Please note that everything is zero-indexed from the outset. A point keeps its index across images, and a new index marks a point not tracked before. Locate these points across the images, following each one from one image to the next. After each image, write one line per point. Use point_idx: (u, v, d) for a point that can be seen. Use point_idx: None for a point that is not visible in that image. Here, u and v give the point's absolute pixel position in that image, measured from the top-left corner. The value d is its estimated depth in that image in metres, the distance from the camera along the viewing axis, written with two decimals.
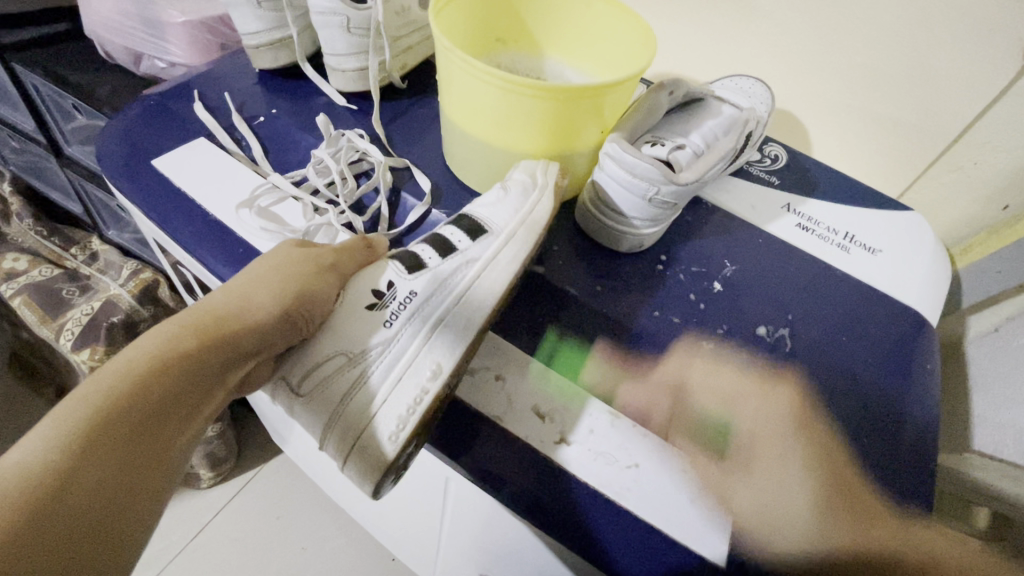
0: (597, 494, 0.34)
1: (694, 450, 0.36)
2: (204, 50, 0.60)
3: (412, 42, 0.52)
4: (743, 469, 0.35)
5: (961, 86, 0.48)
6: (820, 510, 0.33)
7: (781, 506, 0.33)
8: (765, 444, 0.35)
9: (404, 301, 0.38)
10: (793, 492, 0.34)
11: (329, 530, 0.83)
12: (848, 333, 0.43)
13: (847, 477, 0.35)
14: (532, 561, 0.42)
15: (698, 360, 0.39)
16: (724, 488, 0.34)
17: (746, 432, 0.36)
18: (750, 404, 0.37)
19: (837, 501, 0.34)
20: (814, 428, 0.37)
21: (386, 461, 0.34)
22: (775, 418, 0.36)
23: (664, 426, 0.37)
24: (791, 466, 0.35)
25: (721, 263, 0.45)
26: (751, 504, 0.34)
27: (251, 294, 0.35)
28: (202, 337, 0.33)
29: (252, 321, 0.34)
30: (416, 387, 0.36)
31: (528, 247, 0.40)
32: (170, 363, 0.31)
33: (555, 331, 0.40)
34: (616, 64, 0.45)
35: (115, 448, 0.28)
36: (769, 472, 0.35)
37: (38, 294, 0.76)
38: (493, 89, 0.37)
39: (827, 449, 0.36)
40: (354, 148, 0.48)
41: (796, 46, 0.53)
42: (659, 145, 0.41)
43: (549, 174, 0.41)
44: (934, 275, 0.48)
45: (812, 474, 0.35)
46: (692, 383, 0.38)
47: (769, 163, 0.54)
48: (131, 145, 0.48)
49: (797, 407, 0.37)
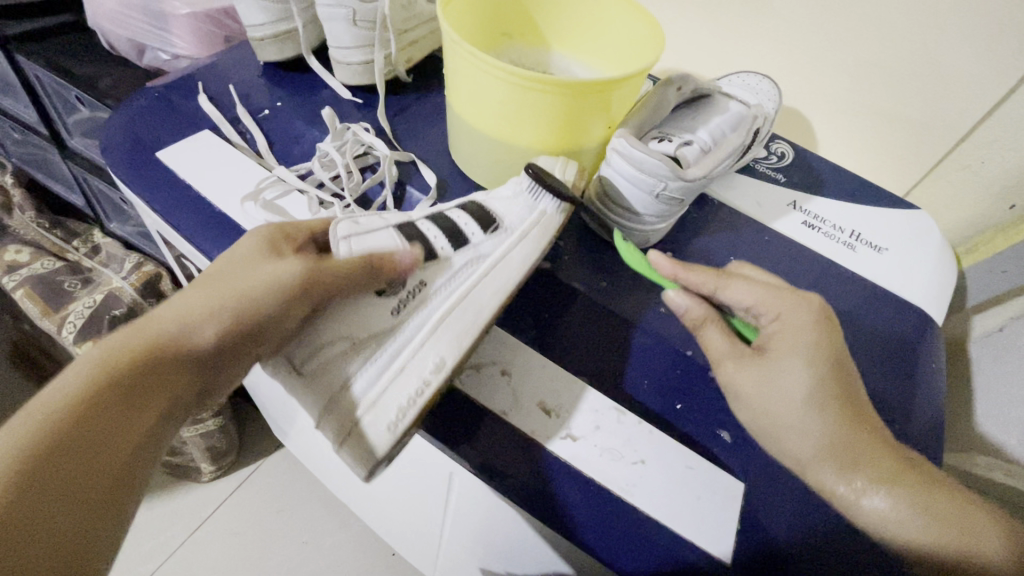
0: (600, 488, 0.34)
1: (721, 339, 0.36)
2: (208, 43, 0.60)
3: (418, 35, 0.52)
4: (758, 358, 0.35)
5: (969, 86, 0.48)
6: (816, 405, 0.32)
7: (782, 394, 0.33)
8: (781, 343, 0.34)
9: (414, 290, 0.38)
10: (796, 386, 0.33)
11: (330, 524, 0.84)
12: (854, 331, 0.43)
13: (859, 396, 0.33)
14: (535, 556, 0.42)
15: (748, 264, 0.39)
16: (738, 366, 0.35)
17: (771, 335, 0.35)
18: (777, 305, 0.35)
19: (846, 406, 0.32)
20: (837, 344, 0.34)
21: (384, 451, 0.34)
22: (803, 318, 0.35)
23: (698, 315, 0.36)
24: (800, 360, 0.33)
25: (727, 260, 0.45)
26: (753, 385, 0.34)
27: (207, 302, 0.32)
28: (153, 351, 0.30)
29: (206, 334, 0.32)
30: (419, 378, 0.35)
31: (540, 244, 0.40)
32: (115, 381, 0.29)
33: (562, 325, 0.40)
34: (623, 60, 0.45)
35: (51, 474, 0.26)
36: (778, 360, 0.34)
37: (39, 286, 0.75)
38: (500, 84, 0.37)
39: (845, 367, 0.34)
40: (360, 141, 0.47)
41: (804, 42, 0.53)
42: (667, 142, 0.41)
43: (567, 173, 0.42)
44: (940, 274, 0.48)
45: (825, 376, 0.33)
46: (733, 277, 0.37)
47: (775, 160, 0.54)
48: (134, 137, 0.48)
49: (823, 318, 0.35)
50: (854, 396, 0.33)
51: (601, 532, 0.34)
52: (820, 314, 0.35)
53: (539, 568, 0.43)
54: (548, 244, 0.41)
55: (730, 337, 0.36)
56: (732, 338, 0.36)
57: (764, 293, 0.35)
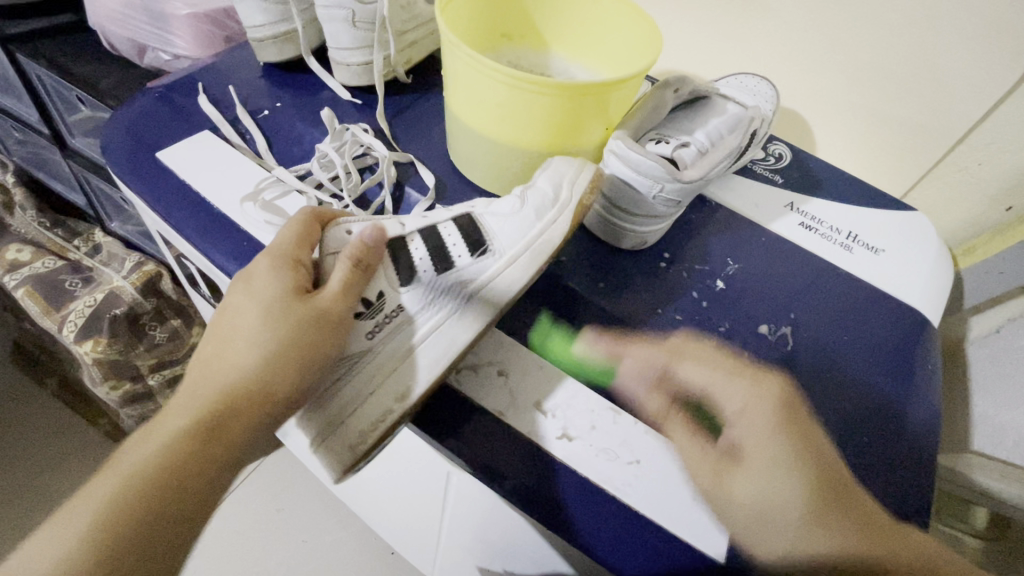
0: (597, 488, 0.34)
1: (691, 445, 0.35)
2: (209, 43, 0.60)
3: (417, 36, 0.52)
4: (735, 465, 0.34)
5: (967, 88, 0.48)
6: (813, 514, 0.31)
7: (774, 501, 0.32)
8: (756, 443, 0.34)
9: (390, 314, 0.39)
10: (785, 494, 0.32)
11: (329, 523, 0.84)
12: (850, 332, 0.43)
13: (847, 487, 0.33)
14: (531, 555, 0.42)
15: (696, 348, 0.39)
16: (717, 480, 0.33)
17: (738, 433, 0.35)
18: (739, 396, 0.36)
19: (833, 495, 0.32)
20: (807, 430, 0.35)
21: (348, 464, 0.36)
22: (763, 410, 0.35)
23: (661, 411, 0.37)
24: (781, 462, 0.33)
25: (724, 261, 0.46)
26: (750, 496, 0.32)
27: (246, 371, 0.34)
28: (207, 425, 0.32)
29: (221, 429, 0.32)
30: (385, 404, 0.36)
31: (528, 272, 0.39)
32: (179, 462, 0.31)
33: (559, 327, 0.40)
34: (621, 61, 0.45)
35: (138, 551, 0.28)
36: (756, 468, 0.33)
37: (41, 286, 0.76)
38: (498, 85, 0.37)
39: (824, 455, 0.34)
40: (359, 142, 0.48)
41: (802, 44, 0.53)
42: (664, 143, 0.41)
43: (574, 188, 0.40)
44: (937, 275, 0.48)
45: (808, 475, 0.32)
46: (688, 358, 0.38)
47: (773, 162, 0.54)
48: (135, 138, 0.48)
49: (789, 403, 0.35)
50: (832, 477, 0.33)
51: (599, 533, 0.33)
52: (782, 406, 0.35)
53: (536, 567, 0.43)
54: (538, 271, 0.39)
55: (697, 437, 0.35)
56: (698, 437, 0.35)
57: (715, 379, 0.36)
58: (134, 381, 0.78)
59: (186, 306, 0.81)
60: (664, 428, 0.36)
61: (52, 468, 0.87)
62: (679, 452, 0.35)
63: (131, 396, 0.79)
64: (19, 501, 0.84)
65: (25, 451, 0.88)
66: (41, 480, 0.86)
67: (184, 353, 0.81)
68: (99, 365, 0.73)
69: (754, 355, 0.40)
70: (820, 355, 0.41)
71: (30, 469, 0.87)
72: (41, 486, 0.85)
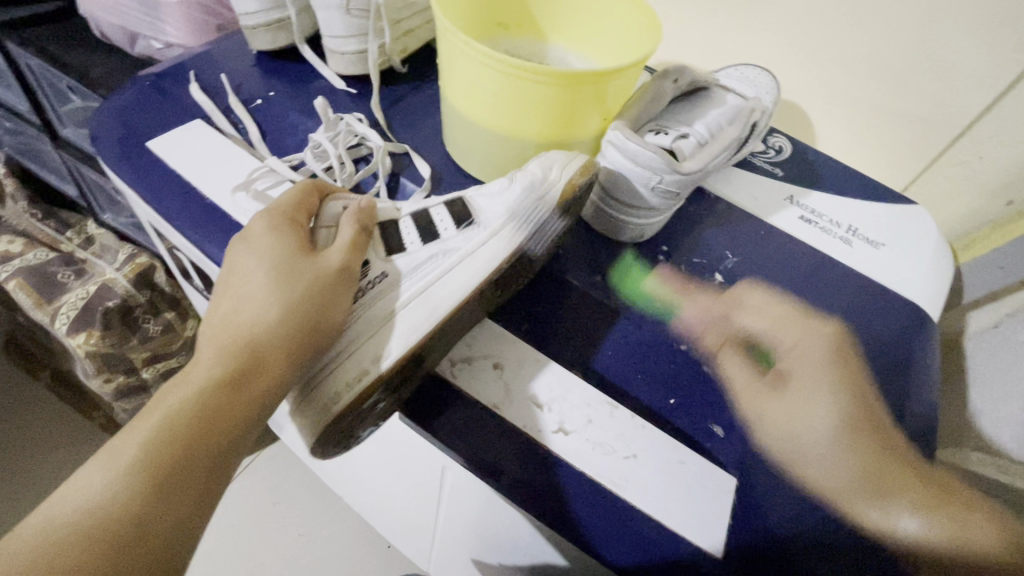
0: (594, 484, 0.34)
1: (742, 368, 0.39)
2: (201, 31, 0.58)
3: (413, 25, 0.51)
4: (780, 387, 0.38)
5: (969, 81, 0.47)
6: (844, 430, 0.35)
7: (804, 426, 0.36)
8: (804, 365, 0.39)
9: (374, 280, 0.38)
10: (825, 412, 0.36)
11: (326, 516, 0.84)
12: (849, 326, 0.42)
13: (887, 430, 0.36)
14: (528, 549, 0.42)
15: (755, 288, 0.43)
16: (759, 401, 0.37)
17: (788, 363, 0.39)
18: (794, 331, 0.41)
19: (862, 424, 0.36)
20: (856, 373, 0.39)
21: (317, 428, 0.34)
22: (811, 346, 0.40)
23: (716, 345, 0.40)
24: (822, 398, 0.36)
25: (723, 254, 0.45)
26: (781, 422, 0.36)
27: (270, 320, 0.33)
28: (232, 372, 0.31)
29: (253, 374, 0.32)
30: (358, 367, 0.35)
31: (512, 245, 0.38)
32: (213, 406, 0.30)
33: (556, 320, 0.40)
34: (620, 51, 0.44)
35: (180, 493, 0.28)
36: (804, 394, 0.37)
37: (32, 277, 0.75)
38: (494, 73, 0.36)
39: (867, 401, 0.38)
40: (353, 132, 0.47)
41: (803, 35, 0.52)
42: (663, 134, 0.40)
43: (566, 170, 0.39)
44: (937, 270, 0.48)
45: (844, 398, 0.37)
46: (743, 308, 0.42)
47: (773, 154, 0.54)
48: (125, 126, 0.47)
49: (838, 342, 0.41)
50: (865, 408, 0.37)
51: (596, 530, 0.33)
52: (830, 346, 0.40)
53: (532, 560, 0.43)
54: (522, 244, 0.39)
55: (749, 365, 0.39)
56: (750, 365, 0.39)
57: (774, 325, 0.41)
58: (128, 374, 0.77)
59: (180, 299, 0.80)
60: (719, 359, 0.40)
61: (46, 462, 0.87)
62: (728, 378, 0.39)
63: (124, 390, 0.79)
64: (14, 495, 0.84)
65: (19, 444, 0.88)
66: (36, 473, 0.85)
67: (179, 345, 0.81)
68: (92, 359, 0.72)
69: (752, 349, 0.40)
70: (819, 349, 0.41)
71: (24, 462, 0.86)
72: (35, 480, 0.85)
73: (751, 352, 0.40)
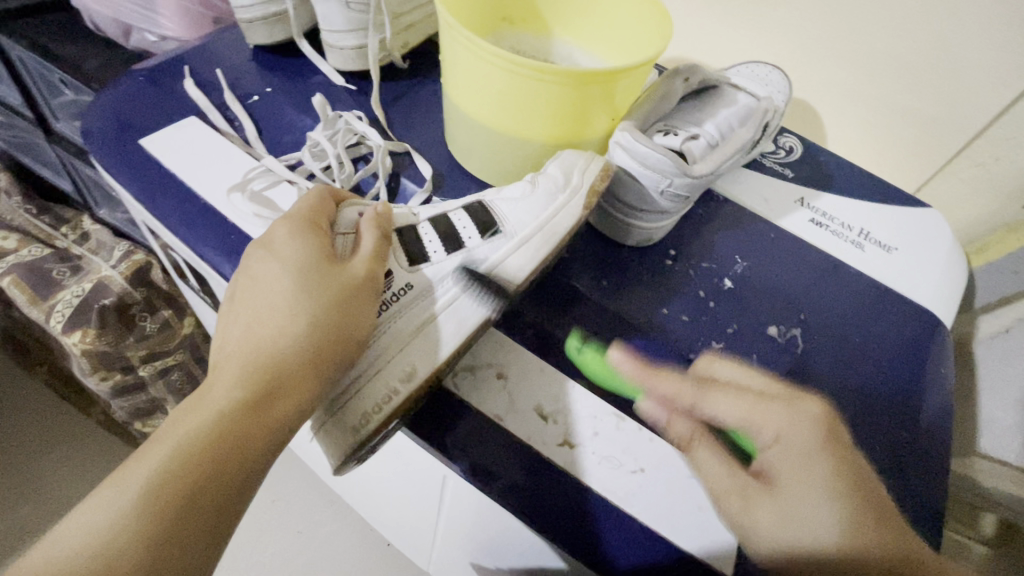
0: (598, 498, 0.33)
1: (717, 467, 0.32)
2: (196, 23, 0.57)
3: (414, 19, 0.50)
4: (767, 489, 0.30)
5: (987, 81, 0.46)
6: (856, 552, 0.27)
7: (800, 532, 0.29)
8: (790, 460, 0.30)
9: (398, 292, 0.38)
10: (827, 521, 0.28)
11: (324, 514, 0.83)
12: (861, 333, 0.41)
13: (891, 514, 0.29)
14: (528, 557, 0.41)
15: (718, 356, 0.36)
16: (745, 505, 0.30)
17: (769, 464, 0.31)
18: (778, 415, 0.32)
19: (871, 514, 0.29)
20: (847, 451, 0.31)
21: (350, 449, 0.34)
22: (801, 435, 0.31)
23: (687, 437, 0.33)
24: (818, 485, 0.29)
25: (732, 258, 0.44)
26: (772, 530, 0.29)
27: (290, 337, 0.32)
28: (252, 395, 0.30)
29: (271, 396, 0.30)
30: (387, 386, 0.35)
31: (540, 254, 0.38)
32: (230, 433, 0.29)
33: (561, 328, 0.39)
34: (628, 48, 0.43)
35: (187, 532, 0.26)
36: (793, 493, 0.30)
37: (27, 275, 0.74)
38: (498, 72, 0.35)
39: (860, 471, 0.30)
40: (352, 130, 0.45)
41: (816, 31, 0.51)
42: (672, 135, 0.39)
43: (586, 174, 0.38)
44: (950, 276, 0.47)
45: (848, 507, 0.29)
46: (714, 384, 0.34)
47: (783, 155, 0.52)
48: (117, 123, 0.46)
49: (826, 425, 0.31)
50: (857, 474, 0.30)
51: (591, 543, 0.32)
52: (821, 430, 0.31)
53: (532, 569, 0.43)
54: (549, 254, 0.38)
55: (726, 460, 0.32)
56: (728, 461, 0.32)
57: (752, 408, 0.32)
58: (124, 372, 0.76)
59: (177, 296, 0.79)
60: (690, 454, 0.33)
61: (45, 458, 0.86)
62: (704, 475, 0.32)
63: (122, 388, 0.78)
64: (12, 491, 0.83)
65: (17, 440, 0.87)
66: (35, 469, 0.85)
67: (177, 343, 0.79)
68: (87, 356, 0.72)
69: (763, 357, 0.39)
70: (830, 357, 0.40)
71: (23, 458, 0.86)
72: (34, 476, 0.84)
73: (763, 360, 0.39)
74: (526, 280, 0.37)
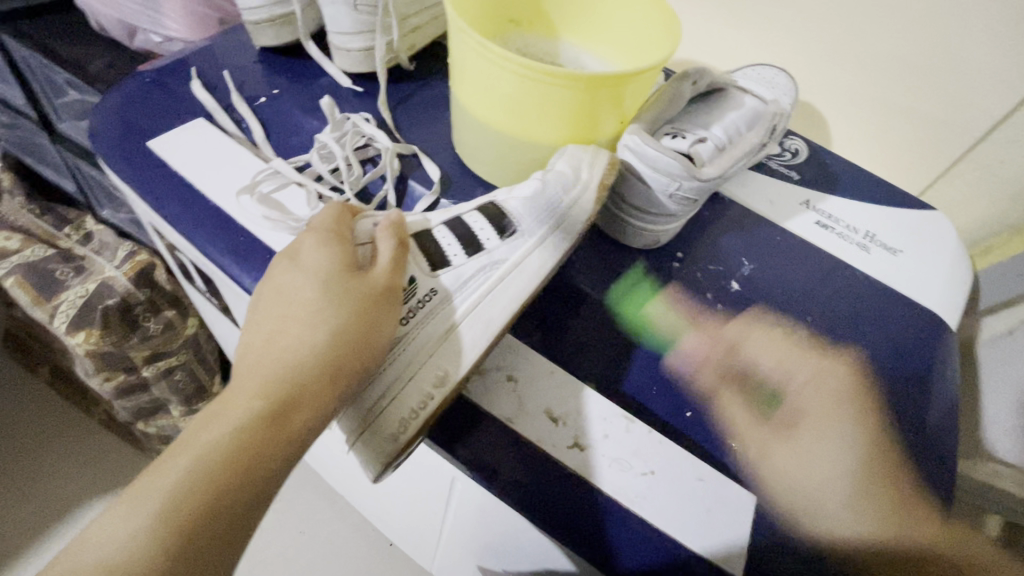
0: (607, 499, 0.33)
1: (742, 412, 0.37)
2: (202, 25, 0.57)
3: (421, 21, 0.50)
4: (788, 432, 0.36)
5: (993, 84, 0.46)
6: (859, 483, 0.34)
7: (818, 473, 0.34)
8: (817, 416, 0.36)
9: (423, 299, 0.38)
10: (835, 465, 0.34)
11: (326, 514, 0.83)
12: (868, 336, 0.41)
13: (895, 453, 0.36)
14: (535, 559, 0.42)
15: (757, 329, 0.40)
16: (763, 446, 0.35)
17: (799, 403, 0.37)
18: (806, 370, 0.38)
19: (885, 471, 0.35)
20: (874, 411, 0.37)
21: (388, 459, 0.34)
22: (836, 385, 0.38)
23: (714, 380, 0.37)
24: (831, 438, 0.35)
25: (739, 261, 0.44)
26: (788, 468, 0.35)
27: (310, 348, 0.32)
28: (270, 407, 0.30)
29: (289, 409, 0.31)
30: (421, 391, 0.35)
31: (558, 250, 0.39)
32: (247, 447, 0.29)
33: (569, 330, 0.39)
34: (636, 51, 0.43)
35: (207, 546, 0.27)
36: (810, 435, 0.36)
37: (32, 276, 0.74)
38: (508, 75, 0.35)
39: (882, 433, 0.36)
40: (360, 133, 0.46)
41: (822, 34, 0.51)
42: (680, 138, 0.39)
43: (595, 167, 0.38)
44: (955, 278, 0.47)
45: (863, 435, 0.36)
46: (750, 340, 0.39)
47: (789, 157, 0.52)
48: (125, 125, 0.46)
49: (854, 381, 0.38)
50: (880, 436, 0.36)
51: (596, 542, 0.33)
52: (849, 384, 0.38)
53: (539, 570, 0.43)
54: (566, 248, 0.40)
55: (749, 406, 0.37)
56: (750, 406, 0.37)
57: (782, 361, 0.38)
58: (128, 372, 0.76)
59: (180, 297, 0.79)
60: (717, 399, 0.37)
61: (47, 459, 0.86)
62: (727, 416, 0.36)
63: (126, 388, 0.78)
64: (15, 492, 0.83)
65: (20, 440, 0.87)
66: (37, 470, 0.85)
67: (180, 344, 0.79)
68: (91, 357, 0.71)
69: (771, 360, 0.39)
70: (837, 360, 0.40)
71: (26, 458, 0.86)
72: (37, 477, 0.85)
73: (771, 362, 0.39)
74: (549, 273, 0.39)
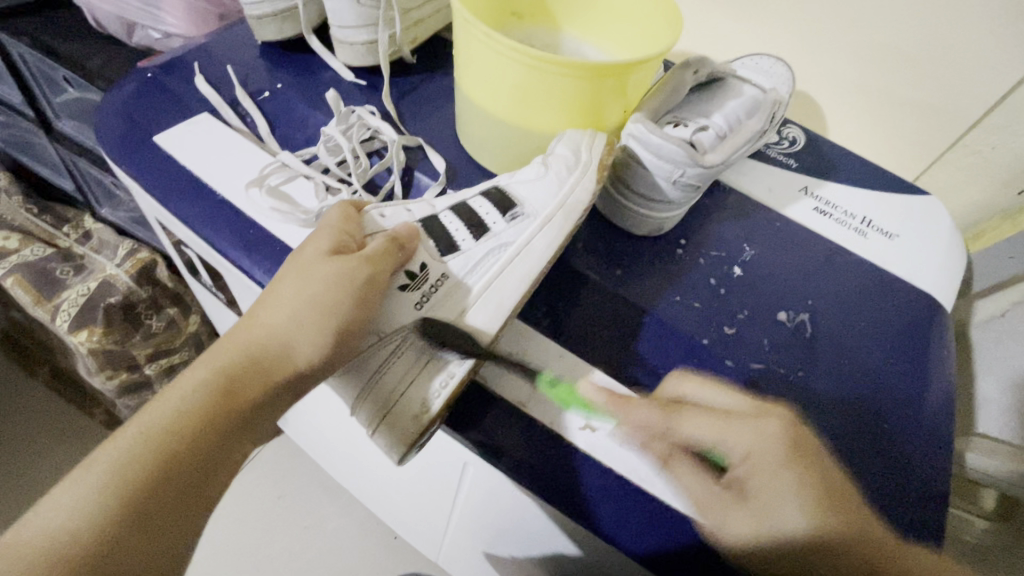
0: (617, 478, 0.34)
1: (695, 480, 0.33)
2: (201, 20, 0.57)
3: (423, 14, 0.50)
4: (738, 498, 0.32)
5: (986, 71, 0.47)
6: (818, 544, 0.29)
7: (776, 524, 0.30)
8: (761, 466, 0.31)
9: (436, 283, 0.38)
10: (791, 514, 0.30)
11: (331, 509, 0.84)
12: (866, 318, 0.43)
13: (849, 500, 0.31)
14: (542, 542, 0.42)
15: (687, 377, 0.36)
16: (718, 514, 0.31)
17: (740, 463, 0.32)
18: (743, 426, 0.32)
19: (829, 501, 0.30)
20: (811, 453, 0.32)
21: (410, 439, 0.34)
22: (768, 448, 0.31)
23: (664, 450, 0.34)
24: (787, 492, 0.30)
25: (740, 247, 0.45)
26: (741, 532, 0.31)
27: (277, 329, 0.33)
28: (227, 382, 0.31)
29: (245, 389, 0.31)
30: (443, 370, 0.35)
31: (564, 231, 0.39)
32: (198, 419, 0.30)
33: (575, 317, 0.40)
34: (637, 42, 0.44)
35: (154, 516, 0.28)
36: (760, 495, 0.31)
37: (29, 274, 0.73)
38: (513, 65, 0.36)
39: (827, 472, 0.31)
40: (365, 125, 0.46)
41: (819, 24, 0.52)
42: (682, 127, 0.40)
43: (594, 148, 0.40)
44: (949, 261, 0.48)
45: (812, 501, 0.30)
46: (686, 408, 0.34)
47: (787, 145, 0.53)
48: (129, 121, 0.46)
49: (790, 435, 0.32)
50: (829, 479, 0.31)
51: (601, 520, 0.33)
52: (788, 444, 0.31)
53: (545, 552, 0.44)
54: (572, 232, 0.40)
55: (703, 474, 0.33)
56: (705, 475, 0.33)
57: (719, 425, 0.33)
58: (130, 371, 0.76)
59: (183, 293, 0.79)
60: (669, 468, 0.34)
61: (50, 459, 0.86)
62: (682, 487, 0.33)
63: (128, 386, 0.78)
64: (17, 494, 0.83)
65: (19, 443, 0.87)
66: (39, 472, 0.85)
67: (182, 341, 0.79)
68: (93, 355, 0.71)
69: (773, 341, 0.40)
70: (836, 342, 0.41)
71: (27, 460, 0.85)
72: (39, 478, 0.84)
73: (770, 343, 0.40)
74: (556, 255, 0.40)
